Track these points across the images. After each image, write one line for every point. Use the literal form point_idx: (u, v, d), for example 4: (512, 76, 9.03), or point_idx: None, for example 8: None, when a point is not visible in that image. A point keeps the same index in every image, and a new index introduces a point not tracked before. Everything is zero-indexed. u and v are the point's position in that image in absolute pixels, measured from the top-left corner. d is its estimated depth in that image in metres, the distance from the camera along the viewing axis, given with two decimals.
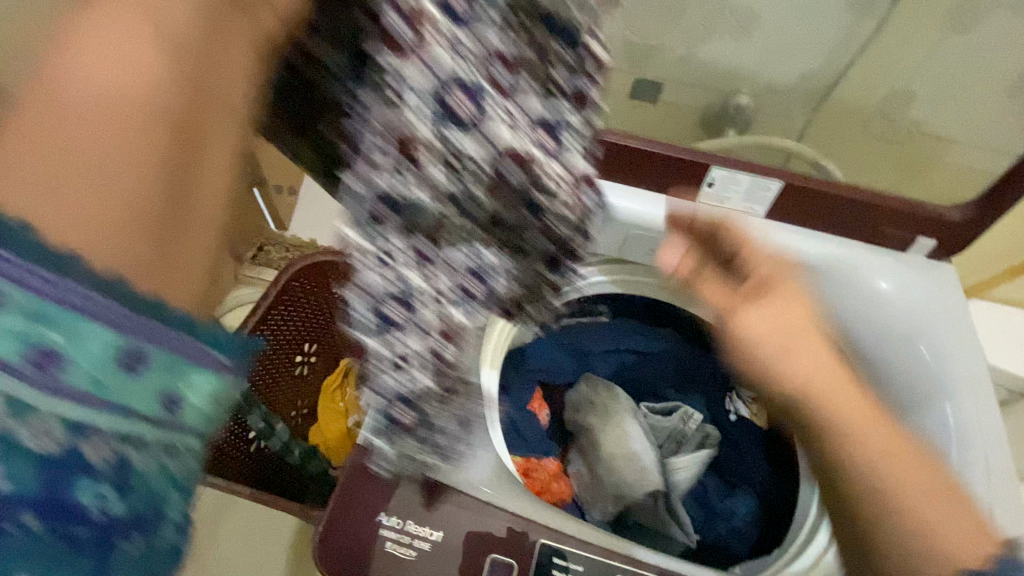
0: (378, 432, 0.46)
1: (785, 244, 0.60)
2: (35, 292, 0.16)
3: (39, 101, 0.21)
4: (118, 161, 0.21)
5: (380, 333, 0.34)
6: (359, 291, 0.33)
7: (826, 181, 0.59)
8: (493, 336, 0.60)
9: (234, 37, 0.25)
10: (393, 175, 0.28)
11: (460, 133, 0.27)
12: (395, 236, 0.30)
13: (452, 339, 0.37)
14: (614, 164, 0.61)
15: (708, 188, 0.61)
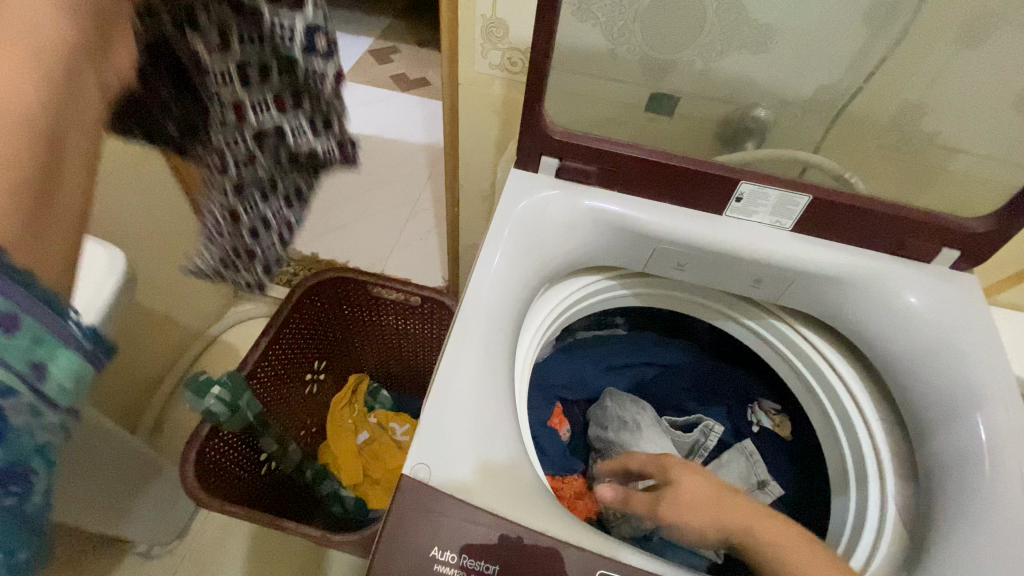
0: (232, 279, 0.58)
1: (813, 257, 0.60)
2: (45, 320, 0.28)
3: None
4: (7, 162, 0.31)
5: (263, 269, 0.57)
6: (244, 242, 0.54)
7: (851, 196, 0.60)
8: (524, 354, 0.60)
9: (77, 109, 0.36)
10: (246, 189, 0.50)
11: (258, 140, 0.47)
12: (266, 204, 0.52)
13: (285, 230, 0.55)
14: (640, 180, 0.61)
15: (737, 203, 0.61)
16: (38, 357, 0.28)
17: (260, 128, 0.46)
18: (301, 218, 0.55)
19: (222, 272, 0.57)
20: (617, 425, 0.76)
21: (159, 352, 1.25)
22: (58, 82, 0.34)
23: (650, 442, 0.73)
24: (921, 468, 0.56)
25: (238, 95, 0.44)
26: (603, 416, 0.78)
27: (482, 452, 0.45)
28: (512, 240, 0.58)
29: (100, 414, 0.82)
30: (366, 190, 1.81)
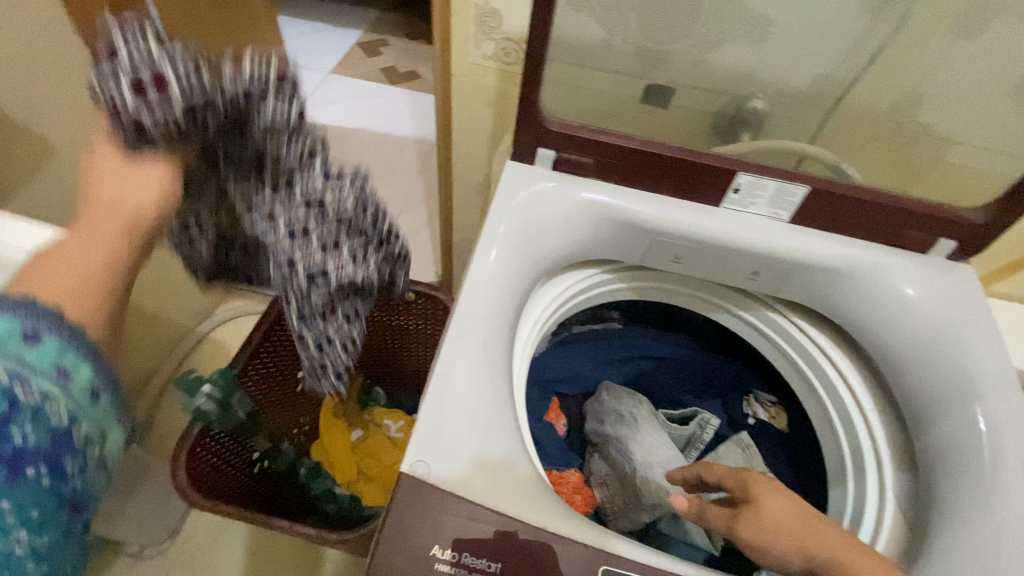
0: (324, 383, 0.72)
1: (811, 249, 0.60)
2: (98, 375, 0.34)
3: (62, 257, 0.36)
4: (96, 277, 0.36)
5: (340, 377, 0.71)
6: (322, 359, 0.67)
7: (849, 186, 0.60)
8: (522, 349, 0.59)
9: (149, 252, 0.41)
10: (321, 319, 0.62)
11: (340, 303, 0.63)
12: (334, 319, 0.64)
13: (358, 331, 0.70)
14: (638, 172, 0.61)
15: (734, 194, 0.61)
16: (100, 426, 0.34)
17: (309, 266, 0.55)
18: (356, 323, 0.68)
19: (317, 375, 0.70)
20: (613, 419, 0.76)
21: (147, 351, 1.23)
22: (141, 235, 0.39)
23: (647, 436, 0.73)
24: (919, 458, 0.56)
25: (316, 281, 0.57)
26: (599, 409, 0.78)
27: (482, 448, 0.44)
28: (509, 233, 0.57)
29: None
30: None
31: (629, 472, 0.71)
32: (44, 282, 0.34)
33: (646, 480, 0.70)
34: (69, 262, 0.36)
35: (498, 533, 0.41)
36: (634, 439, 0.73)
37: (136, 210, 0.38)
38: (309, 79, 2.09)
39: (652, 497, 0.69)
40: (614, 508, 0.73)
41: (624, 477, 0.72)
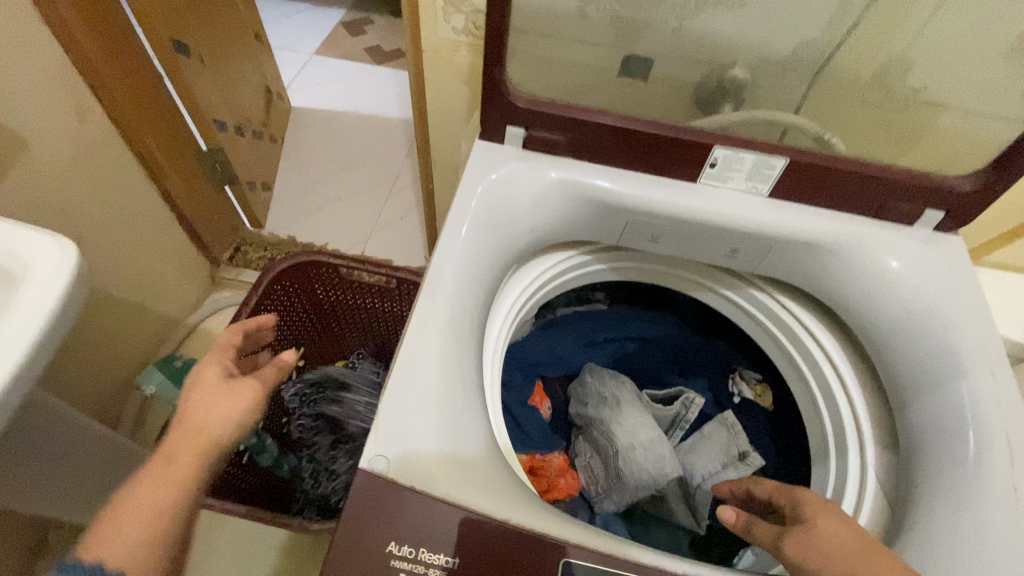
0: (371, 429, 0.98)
1: (792, 224, 0.58)
2: None
3: (147, 489, 0.46)
4: (163, 505, 0.45)
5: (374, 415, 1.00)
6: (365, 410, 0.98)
7: (831, 157, 0.57)
8: (495, 335, 0.58)
9: (218, 442, 0.50)
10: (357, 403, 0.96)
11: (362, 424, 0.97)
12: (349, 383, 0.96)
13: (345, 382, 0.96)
14: (611, 148, 0.58)
15: (710, 169, 0.59)
16: None
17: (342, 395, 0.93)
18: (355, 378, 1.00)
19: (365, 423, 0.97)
20: (595, 401, 0.75)
21: (136, 344, 1.23)
22: (209, 448, 0.49)
23: (630, 417, 0.72)
24: (900, 437, 0.55)
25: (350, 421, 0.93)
26: (582, 392, 0.77)
27: (445, 439, 0.43)
28: (477, 217, 0.55)
29: (68, 411, 0.79)
30: (345, 169, 1.76)
31: (613, 453, 0.71)
32: (135, 517, 0.44)
33: (630, 460, 0.69)
34: (145, 501, 0.45)
35: (457, 528, 0.40)
36: (617, 420, 0.72)
37: (211, 436, 0.49)
38: (292, 61, 2.04)
39: (636, 477, 0.69)
40: (599, 491, 0.73)
41: (607, 458, 0.72)
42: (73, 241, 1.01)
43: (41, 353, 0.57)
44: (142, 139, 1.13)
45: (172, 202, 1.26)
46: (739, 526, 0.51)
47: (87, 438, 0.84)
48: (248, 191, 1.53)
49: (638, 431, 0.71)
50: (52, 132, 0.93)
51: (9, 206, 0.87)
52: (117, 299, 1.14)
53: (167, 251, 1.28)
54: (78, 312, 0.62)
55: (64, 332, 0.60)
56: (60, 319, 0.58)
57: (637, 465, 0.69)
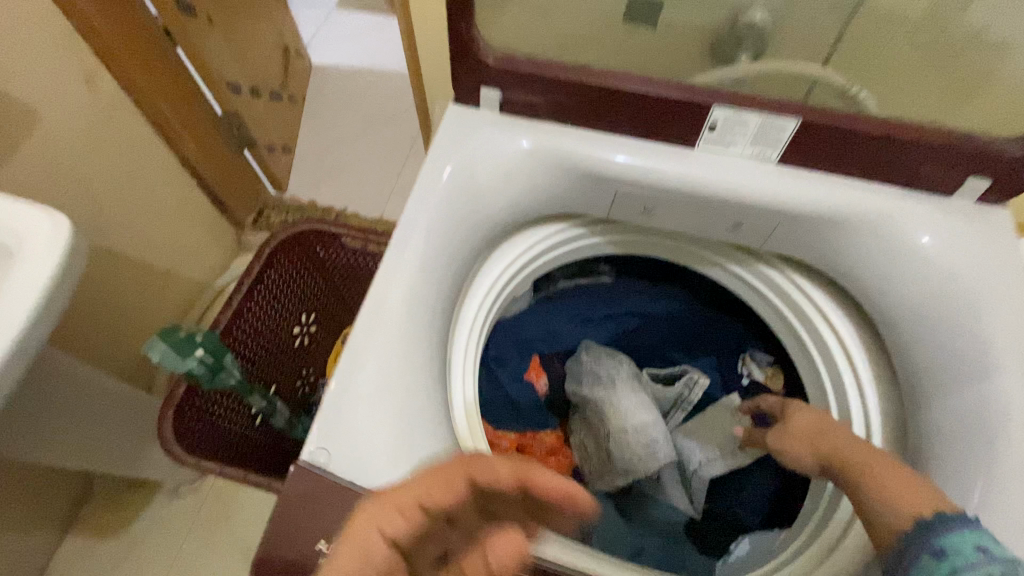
0: None
1: (800, 196, 0.51)
2: None
3: None
4: None
5: None
6: None
7: (854, 117, 0.49)
8: (469, 317, 0.55)
9: None
10: None
11: None
12: None
13: None
14: (596, 111, 0.52)
15: (710, 133, 0.52)
16: None
17: None
18: None
19: None
20: (590, 380, 0.72)
21: (166, 307, 1.29)
22: None
23: (625, 396, 0.69)
24: (911, 437, 0.50)
25: None
26: (577, 371, 0.74)
27: (392, 432, 0.42)
28: (444, 191, 0.51)
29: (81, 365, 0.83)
30: (365, 130, 1.73)
31: (606, 433, 0.68)
32: None
33: (622, 441, 0.67)
34: None
35: None
36: (611, 399, 0.69)
37: None
38: (312, 16, 1.99)
39: (628, 457, 0.67)
40: (592, 471, 0.71)
41: (599, 440, 0.69)
42: (95, 209, 1.04)
43: (40, 327, 0.59)
44: (154, 105, 1.13)
45: (191, 168, 1.29)
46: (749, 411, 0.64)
47: (110, 398, 0.89)
48: (267, 154, 1.54)
49: (632, 414, 0.68)
50: (63, 102, 0.94)
51: (24, 176, 0.89)
52: (145, 264, 1.19)
53: (191, 217, 1.32)
54: (76, 286, 0.64)
55: (63, 306, 0.62)
56: (53, 295, 0.60)
57: (630, 446, 0.67)
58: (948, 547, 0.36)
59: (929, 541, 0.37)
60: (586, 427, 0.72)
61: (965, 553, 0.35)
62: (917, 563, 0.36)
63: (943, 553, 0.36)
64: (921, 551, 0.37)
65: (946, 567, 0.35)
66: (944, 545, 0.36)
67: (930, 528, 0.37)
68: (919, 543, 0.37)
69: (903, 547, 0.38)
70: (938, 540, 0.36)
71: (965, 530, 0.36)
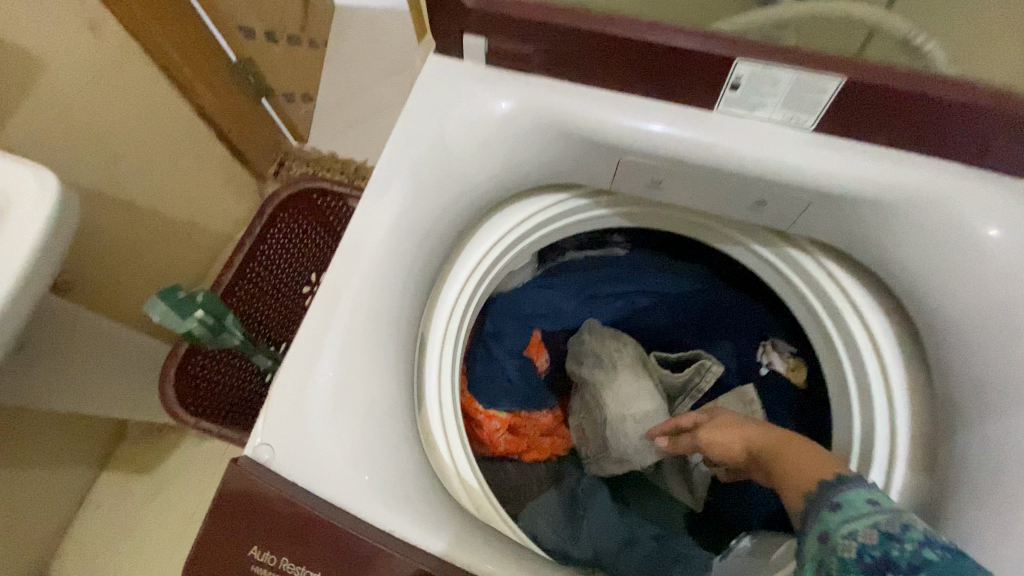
0: None
1: (836, 170, 0.43)
2: None
3: None
4: None
5: None
6: None
7: (912, 76, 0.40)
8: (451, 297, 0.51)
9: None
10: None
11: None
12: None
13: None
14: (597, 64, 0.45)
15: (731, 92, 0.44)
16: None
17: None
18: None
19: None
20: (590, 363, 0.68)
21: (188, 258, 1.30)
22: None
23: (625, 382, 0.66)
24: (942, 459, 0.43)
25: None
26: (578, 351, 0.70)
27: (346, 425, 0.39)
28: (418, 157, 0.46)
29: (80, 314, 0.85)
30: (387, 78, 1.66)
31: (603, 419, 0.65)
32: None
33: (618, 429, 0.64)
34: None
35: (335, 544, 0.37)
36: (611, 384, 0.66)
37: None
38: None
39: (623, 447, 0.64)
40: (587, 455, 0.69)
41: (596, 425, 0.66)
42: (108, 159, 1.03)
43: (31, 287, 0.58)
44: (165, 53, 1.10)
45: (207, 118, 1.26)
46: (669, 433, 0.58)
47: (110, 347, 0.93)
48: (285, 103, 1.50)
49: (631, 400, 0.64)
50: (69, 49, 0.91)
51: (31, 125, 0.88)
52: (166, 216, 1.20)
53: (211, 169, 1.31)
54: (67, 243, 0.62)
55: (54, 264, 0.60)
56: (43, 254, 0.58)
57: (625, 435, 0.63)
58: (844, 501, 0.36)
59: (830, 496, 0.37)
60: (583, 412, 0.69)
61: (859, 506, 0.35)
62: (817, 519, 0.37)
63: (839, 507, 0.36)
64: (823, 504, 0.37)
65: (839, 516, 0.35)
66: (842, 501, 0.36)
67: (829, 488, 0.38)
68: (821, 500, 0.38)
69: (810, 506, 0.39)
70: (835, 494, 0.37)
71: (862, 487, 0.36)
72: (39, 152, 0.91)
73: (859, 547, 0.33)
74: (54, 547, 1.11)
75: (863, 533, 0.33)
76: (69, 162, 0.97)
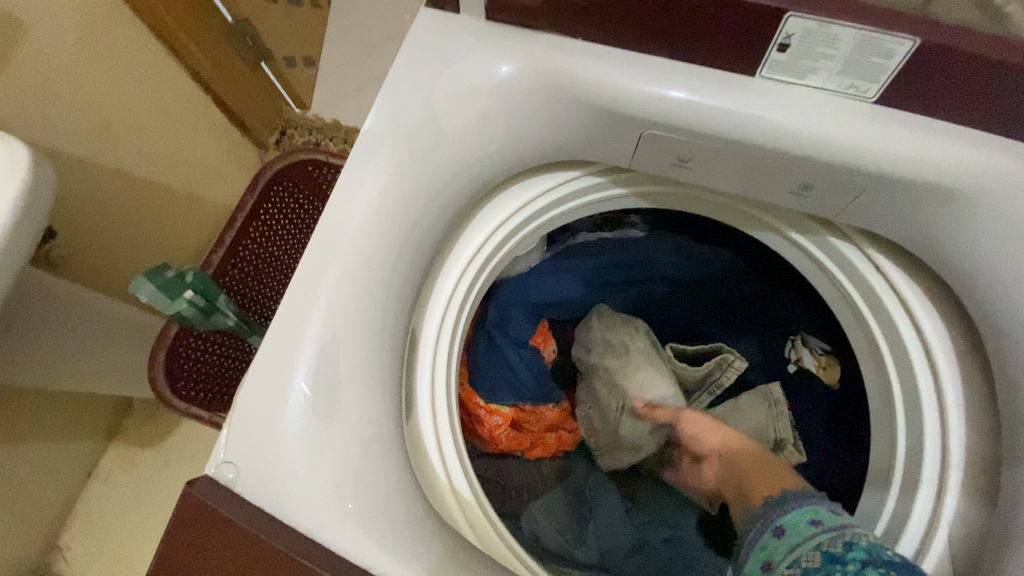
0: None
1: (900, 150, 0.37)
2: None
3: None
4: None
5: None
6: None
7: (1004, 40, 0.33)
8: (446, 289, 0.46)
9: None
10: None
11: None
12: None
13: None
14: (616, 19, 0.38)
15: (778, 55, 0.37)
16: None
17: None
18: None
19: None
20: (599, 350, 0.64)
21: (190, 232, 1.27)
22: None
23: (637, 371, 0.62)
24: (1004, 485, 0.39)
25: None
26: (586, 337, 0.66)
27: (322, 439, 0.35)
28: (407, 130, 0.40)
29: (71, 292, 0.81)
30: (392, 39, 1.57)
31: (613, 410, 0.62)
32: None
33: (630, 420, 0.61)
34: None
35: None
36: (622, 372, 0.62)
37: None
38: None
39: (635, 437, 0.62)
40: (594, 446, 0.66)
41: (604, 409, 0.63)
42: (102, 131, 0.99)
43: (13, 259, 0.51)
44: (155, 15, 1.03)
45: (204, 83, 1.21)
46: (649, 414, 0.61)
47: (104, 325, 0.89)
48: (286, 68, 1.42)
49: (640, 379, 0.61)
50: (56, 13, 0.86)
51: (18, 96, 0.84)
52: (162, 188, 1.16)
53: (209, 139, 1.26)
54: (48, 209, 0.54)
55: (36, 233, 0.53)
56: (21, 221, 0.51)
57: (637, 426, 0.61)
58: (789, 524, 0.42)
59: (774, 522, 0.43)
60: (591, 402, 0.65)
61: (802, 529, 0.41)
62: (763, 540, 0.43)
63: (785, 530, 0.42)
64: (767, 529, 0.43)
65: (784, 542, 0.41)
66: (785, 523, 0.42)
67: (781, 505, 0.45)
68: (768, 520, 0.44)
69: (758, 522, 0.45)
70: (780, 519, 0.43)
71: (805, 506, 0.42)
72: (28, 124, 0.87)
73: (802, 568, 0.38)
74: (62, 520, 1.12)
75: (806, 555, 0.38)
76: (58, 135, 0.92)
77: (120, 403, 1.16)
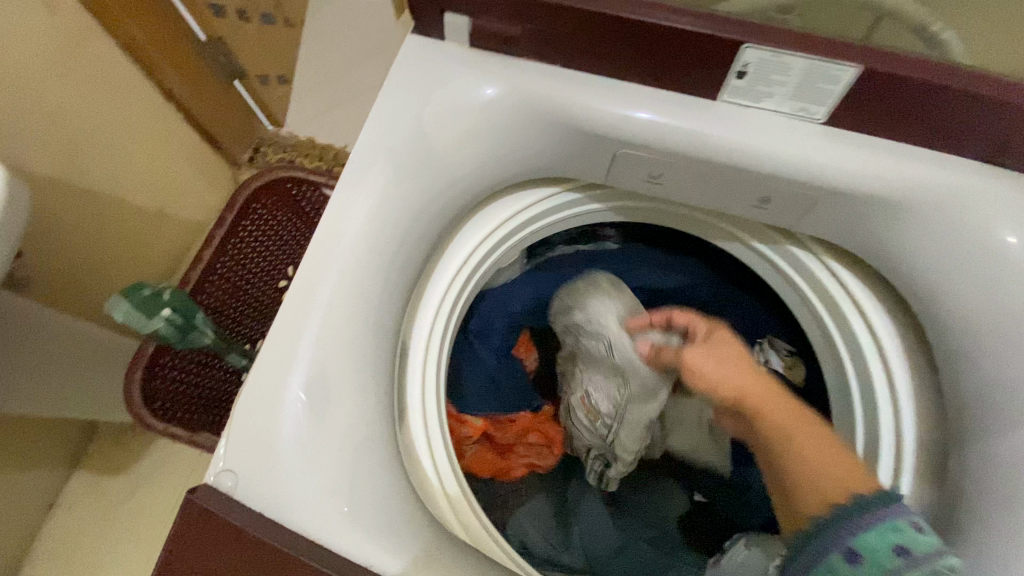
0: None
1: (847, 167, 0.41)
2: None
3: None
4: None
5: None
6: None
7: (932, 67, 0.38)
8: (435, 301, 0.47)
9: None
10: None
11: None
12: None
13: None
14: (592, 49, 0.41)
15: (737, 81, 0.40)
16: None
17: None
18: None
19: None
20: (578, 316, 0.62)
21: (159, 250, 1.24)
22: None
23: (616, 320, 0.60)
24: (953, 468, 0.43)
25: None
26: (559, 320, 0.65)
27: (320, 445, 0.36)
28: (398, 149, 0.42)
29: (39, 312, 0.79)
30: (367, 59, 1.59)
31: (611, 369, 0.59)
32: None
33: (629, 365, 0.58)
34: None
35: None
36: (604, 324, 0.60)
37: None
38: None
39: (642, 387, 0.58)
40: (609, 429, 0.61)
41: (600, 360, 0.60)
42: (70, 147, 0.97)
43: None
44: (128, 32, 1.02)
45: (177, 102, 1.20)
46: (652, 357, 0.56)
47: (72, 346, 0.87)
48: (260, 86, 1.42)
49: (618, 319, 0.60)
50: (27, 30, 0.85)
51: None
52: (132, 206, 1.14)
53: (181, 156, 1.24)
54: (22, 227, 0.54)
55: (9, 251, 0.53)
56: None
57: (639, 373, 0.58)
58: (866, 549, 0.35)
59: (846, 540, 0.36)
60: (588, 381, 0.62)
61: (885, 558, 0.34)
62: (831, 560, 0.36)
63: (860, 556, 0.35)
64: (836, 547, 0.36)
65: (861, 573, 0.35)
66: (861, 545, 0.35)
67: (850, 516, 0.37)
68: (839, 538, 0.36)
69: (820, 531, 0.38)
70: (854, 539, 0.36)
71: (888, 525, 0.35)
72: None
73: None
74: (21, 555, 1.06)
75: None
76: (25, 151, 0.90)
77: (86, 429, 1.12)
